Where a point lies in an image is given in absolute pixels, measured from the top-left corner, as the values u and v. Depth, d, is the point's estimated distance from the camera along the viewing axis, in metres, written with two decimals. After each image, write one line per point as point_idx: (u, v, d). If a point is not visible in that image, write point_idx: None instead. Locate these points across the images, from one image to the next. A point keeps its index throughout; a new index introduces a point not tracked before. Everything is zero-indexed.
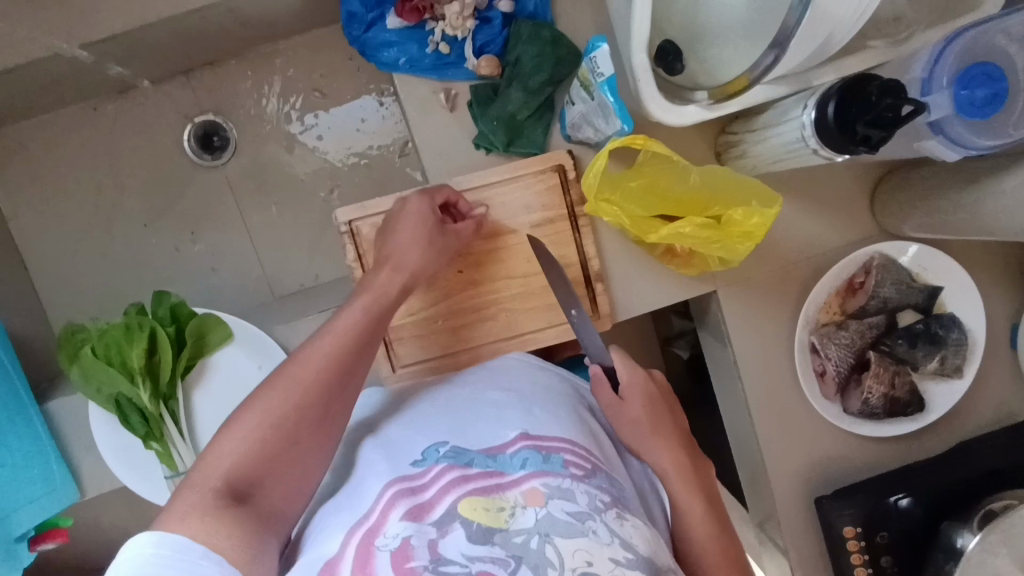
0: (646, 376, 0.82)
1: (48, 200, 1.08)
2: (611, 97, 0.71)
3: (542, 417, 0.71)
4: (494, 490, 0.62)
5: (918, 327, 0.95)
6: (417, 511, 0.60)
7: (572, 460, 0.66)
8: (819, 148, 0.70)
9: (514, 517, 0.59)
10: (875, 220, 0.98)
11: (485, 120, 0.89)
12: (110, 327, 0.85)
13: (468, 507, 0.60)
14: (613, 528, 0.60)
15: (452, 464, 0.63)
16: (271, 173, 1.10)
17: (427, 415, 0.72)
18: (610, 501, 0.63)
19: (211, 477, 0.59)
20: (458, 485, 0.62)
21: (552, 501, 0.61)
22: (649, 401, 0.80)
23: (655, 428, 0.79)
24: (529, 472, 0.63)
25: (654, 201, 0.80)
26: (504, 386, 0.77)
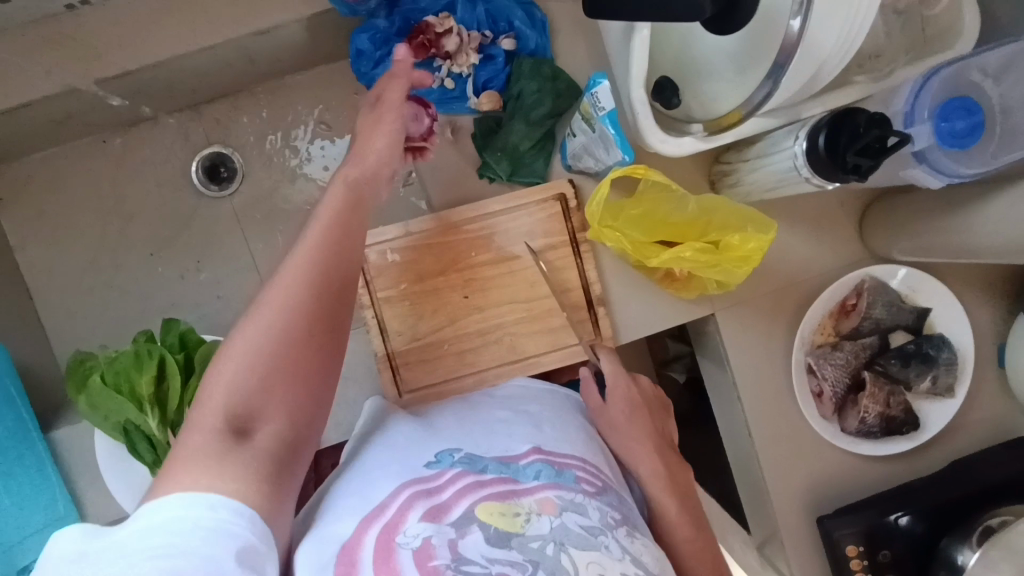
0: (628, 383, 0.85)
1: (54, 230, 1.09)
2: (612, 129, 0.74)
3: (551, 434, 0.71)
4: (510, 495, 0.60)
5: (909, 347, 0.98)
6: (434, 512, 0.57)
7: (582, 478, 0.66)
8: (811, 177, 0.74)
9: (530, 522, 0.58)
10: (864, 244, 1.01)
11: (490, 151, 0.93)
12: (119, 355, 0.86)
13: (486, 510, 0.58)
14: (623, 545, 0.61)
15: (466, 469, 0.62)
16: (277, 201, 1.12)
17: (432, 425, 0.72)
18: (620, 519, 0.64)
19: (209, 415, 0.53)
20: (475, 489, 0.60)
21: (566, 512, 0.60)
22: (631, 406, 0.82)
23: (637, 430, 0.81)
24: (542, 483, 0.63)
25: (654, 227, 0.83)
26: (512, 407, 0.77)
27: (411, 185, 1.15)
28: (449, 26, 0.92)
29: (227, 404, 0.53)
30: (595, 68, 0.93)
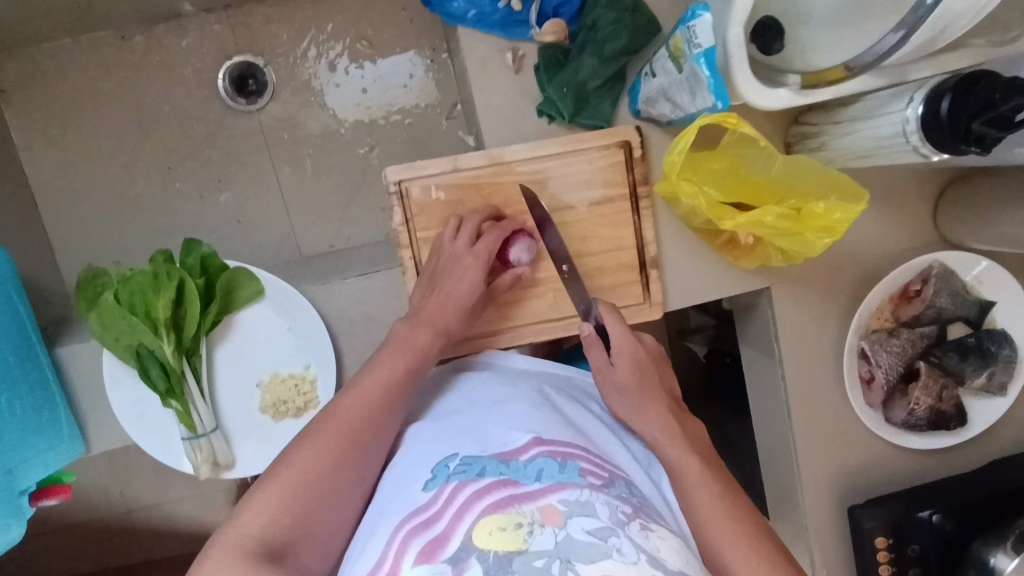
0: (636, 342, 0.73)
1: (64, 131, 1.00)
2: (708, 72, 0.65)
3: (564, 430, 0.63)
4: (510, 505, 0.51)
5: (969, 341, 0.93)
6: (430, 549, 0.49)
7: (589, 469, 0.57)
8: (921, 146, 0.67)
9: (532, 536, 0.48)
10: (937, 227, 0.94)
11: (555, 86, 0.83)
12: (135, 274, 0.79)
13: (483, 532, 0.49)
14: (639, 543, 0.50)
15: (464, 481, 0.54)
16: (308, 124, 1.04)
17: (434, 428, 0.65)
18: (632, 512, 0.54)
19: (244, 535, 0.53)
20: (473, 505, 0.51)
21: (572, 520, 0.50)
22: (636, 367, 0.72)
23: (644, 392, 0.71)
24: (544, 486, 0.53)
25: (734, 187, 0.77)
26: (510, 391, 0.70)
27: (454, 118, 1.06)
28: None
29: (256, 539, 0.53)
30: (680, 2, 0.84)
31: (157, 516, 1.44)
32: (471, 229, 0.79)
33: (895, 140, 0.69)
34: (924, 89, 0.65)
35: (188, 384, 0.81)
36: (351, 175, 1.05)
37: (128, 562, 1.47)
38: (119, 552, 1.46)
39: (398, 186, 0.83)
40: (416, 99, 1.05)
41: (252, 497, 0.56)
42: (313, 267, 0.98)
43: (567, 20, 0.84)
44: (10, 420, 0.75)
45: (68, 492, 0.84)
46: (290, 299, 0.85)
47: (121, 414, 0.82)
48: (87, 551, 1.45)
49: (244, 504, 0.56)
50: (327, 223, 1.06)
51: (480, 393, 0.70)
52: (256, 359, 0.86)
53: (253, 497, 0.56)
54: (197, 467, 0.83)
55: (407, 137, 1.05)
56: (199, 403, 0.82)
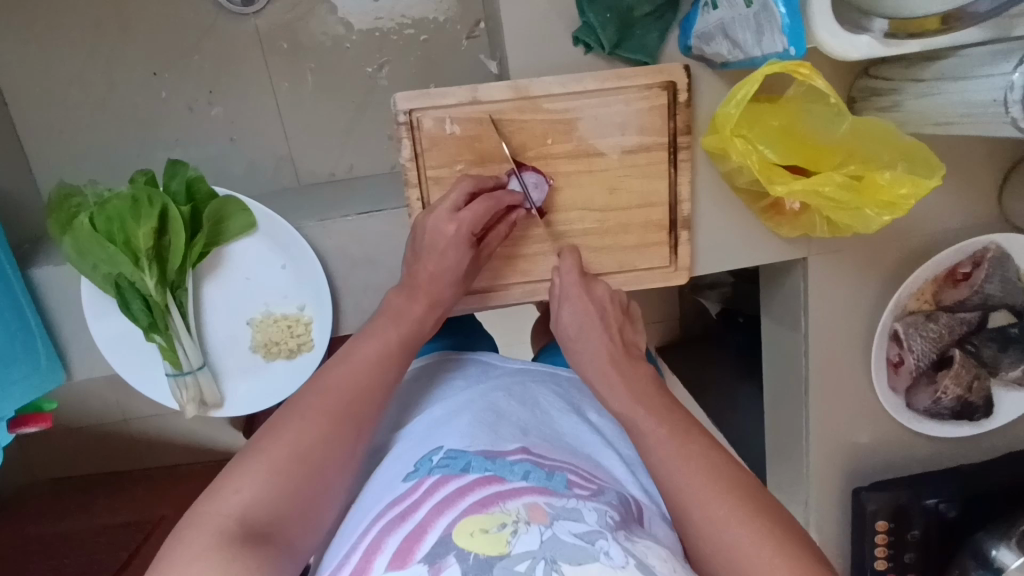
0: (581, 293, 0.72)
1: (32, 23, 0.88)
2: (783, 9, 0.56)
3: (556, 446, 0.59)
4: (494, 502, 0.48)
5: (1011, 331, 0.86)
6: (405, 549, 0.46)
7: (577, 480, 0.53)
8: (1021, 119, 0.57)
9: (517, 536, 0.44)
10: (1000, 205, 0.86)
11: (596, 10, 0.71)
12: (113, 197, 0.71)
13: (463, 533, 0.45)
14: (628, 548, 0.45)
15: (445, 477, 0.51)
16: (310, 34, 0.92)
17: (424, 418, 0.62)
18: (620, 521, 0.49)
19: (224, 513, 0.48)
20: (455, 503, 0.48)
21: (559, 520, 0.46)
22: (578, 316, 0.70)
23: (573, 330, 0.70)
24: (530, 485, 0.50)
25: (796, 147, 0.67)
26: (507, 388, 0.66)
27: (475, 39, 0.94)
28: None
29: (237, 517, 0.48)
30: None
31: (152, 428, 1.45)
32: (454, 199, 0.67)
33: (988, 109, 0.59)
34: None
35: (173, 318, 0.75)
36: (357, 96, 0.94)
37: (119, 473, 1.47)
38: (114, 463, 1.47)
39: (409, 116, 0.73)
40: (434, 13, 0.92)
41: (236, 471, 0.51)
42: (313, 196, 0.90)
43: None
44: None
45: (48, 421, 0.79)
46: (286, 235, 0.77)
47: (101, 344, 0.77)
48: (81, 461, 1.46)
49: (225, 477, 0.51)
50: (329, 148, 0.96)
51: (472, 387, 0.66)
52: (248, 296, 0.80)
53: (235, 471, 0.51)
54: (183, 405, 0.78)
55: (422, 56, 0.94)
56: (185, 339, 0.77)
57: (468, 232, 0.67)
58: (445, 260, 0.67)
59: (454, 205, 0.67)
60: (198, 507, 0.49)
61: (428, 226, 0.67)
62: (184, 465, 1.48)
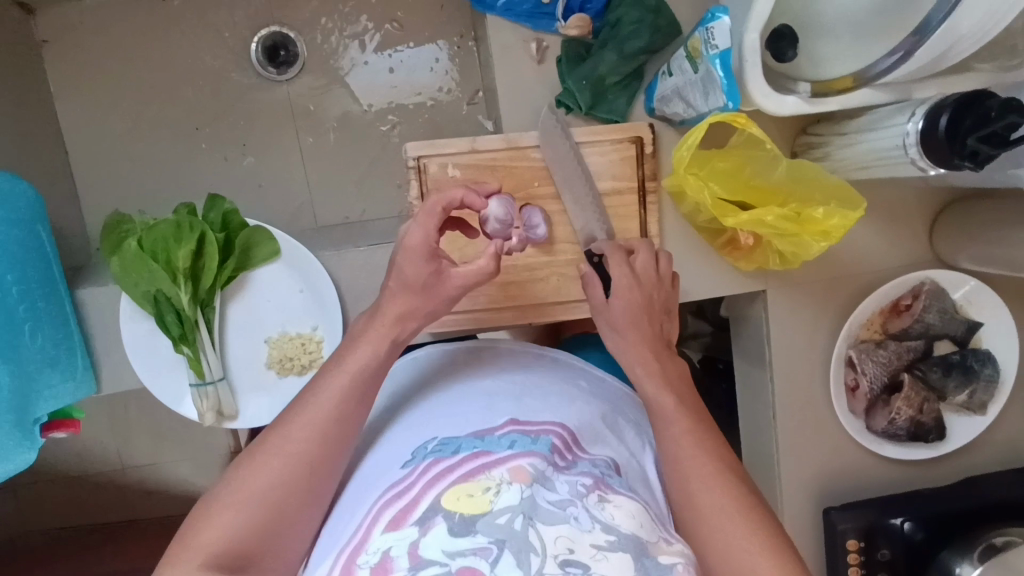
0: (631, 283, 0.75)
1: (99, 85, 1.03)
2: (722, 72, 0.70)
3: (540, 408, 0.66)
4: (480, 471, 0.55)
5: (953, 358, 0.95)
6: (400, 516, 0.53)
7: (558, 445, 0.60)
8: (919, 160, 0.70)
9: (498, 495, 0.52)
10: (932, 246, 0.97)
11: (574, 77, 0.86)
12: (160, 223, 0.82)
13: (450, 498, 0.53)
14: (595, 513, 0.53)
15: (437, 457, 0.57)
16: (333, 99, 1.06)
17: (422, 410, 0.68)
18: (592, 484, 0.56)
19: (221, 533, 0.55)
20: (445, 475, 0.55)
21: (536, 483, 0.54)
22: (629, 310, 0.74)
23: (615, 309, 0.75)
24: (514, 452, 0.57)
25: (738, 188, 0.81)
26: (497, 373, 0.73)
27: (476, 105, 1.08)
28: None
29: (235, 540, 0.56)
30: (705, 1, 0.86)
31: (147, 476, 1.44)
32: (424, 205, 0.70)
33: (895, 153, 0.72)
34: (926, 106, 0.68)
35: (200, 332, 0.85)
36: (371, 151, 1.08)
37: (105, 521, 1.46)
38: (107, 508, 1.46)
39: (418, 161, 0.86)
40: (441, 83, 1.07)
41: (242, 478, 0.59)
42: (326, 236, 1.01)
43: (594, 17, 0.87)
44: (33, 349, 0.78)
45: (75, 427, 0.87)
46: (305, 263, 0.88)
47: (131, 356, 0.85)
48: (77, 506, 1.45)
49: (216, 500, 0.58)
50: (344, 195, 1.08)
51: (459, 376, 0.73)
52: (269, 316, 0.90)
53: (242, 478, 0.59)
54: (201, 414, 0.86)
55: (429, 119, 1.07)
56: (209, 352, 0.86)
57: (427, 239, 0.67)
58: (406, 268, 0.67)
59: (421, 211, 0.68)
60: (207, 507, 0.57)
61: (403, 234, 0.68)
62: (173, 515, 1.46)
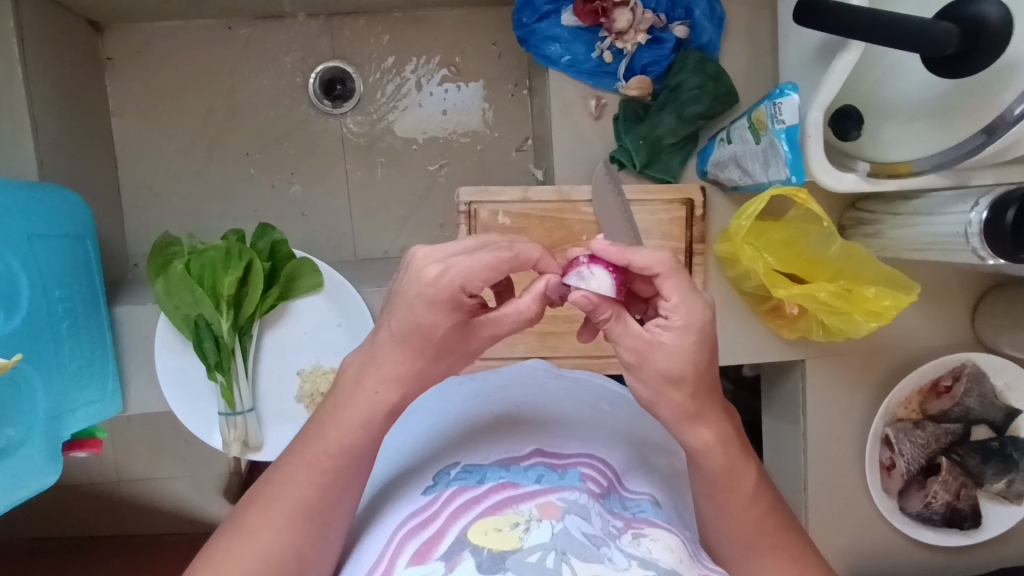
0: (688, 327, 0.52)
1: (156, 106, 1.05)
2: (787, 147, 0.70)
3: (573, 438, 0.65)
4: (508, 505, 0.53)
5: (992, 444, 0.93)
6: (425, 549, 0.51)
7: (589, 476, 0.58)
8: (980, 249, 0.69)
9: (528, 533, 0.50)
10: (973, 328, 0.96)
11: (631, 137, 0.87)
12: (209, 248, 0.81)
13: (478, 532, 0.51)
14: (630, 552, 0.49)
15: (463, 487, 0.56)
16: (384, 134, 1.07)
17: (442, 433, 0.67)
18: (625, 524, 0.54)
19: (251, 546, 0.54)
20: (471, 508, 0.53)
21: (569, 516, 0.51)
22: (681, 351, 0.53)
23: (668, 352, 0.53)
24: (544, 487, 0.55)
25: (793, 259, 0.81)
26: (520, 393, 0.72)
27: (525, 151, 1.09)
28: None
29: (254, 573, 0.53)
30: (763, 73, 0.88)
31: (142, 493, 1.38)
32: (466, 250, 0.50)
33: (953, 240, 0.72)
34: (989, 196, 0.68)
35: (235, 360, 0.84)
36: (417, 188, 1.08)
37: (83, 535, 1.38)
38: (96, 523, 1.38)
39: (469, 206, 0.87)
40: (491, 128, 1.08)
41: (249, 519, 0.55)
42: (367, 270, 1.01)
43: (654, 79, 0.88)
44: (72, 367, 0.77)
45: (98, 447, 0.83)
46: (348, 298, 0.87)
47: (161, 380, 0.84)
48: (64, 520, 1.37)
49: (247, 510, 0.56)
50: (386, 230, 1.08)
51: (487, 404, 0.70)
52: (303, 348, 0.89)
53: (247, 520, 0.55)
54: (228, 444, 0.85)
55: (476, 162, 1.08)
56: (242, 381, 0.85)
57: (460, 286, 0.50)
58: (423, 321, 0.51)
59: (463, 247, 0.50)
60: (225, 537, 0.55)
61: (419, 266, 0.50)
62: (165, 533, 1.38)
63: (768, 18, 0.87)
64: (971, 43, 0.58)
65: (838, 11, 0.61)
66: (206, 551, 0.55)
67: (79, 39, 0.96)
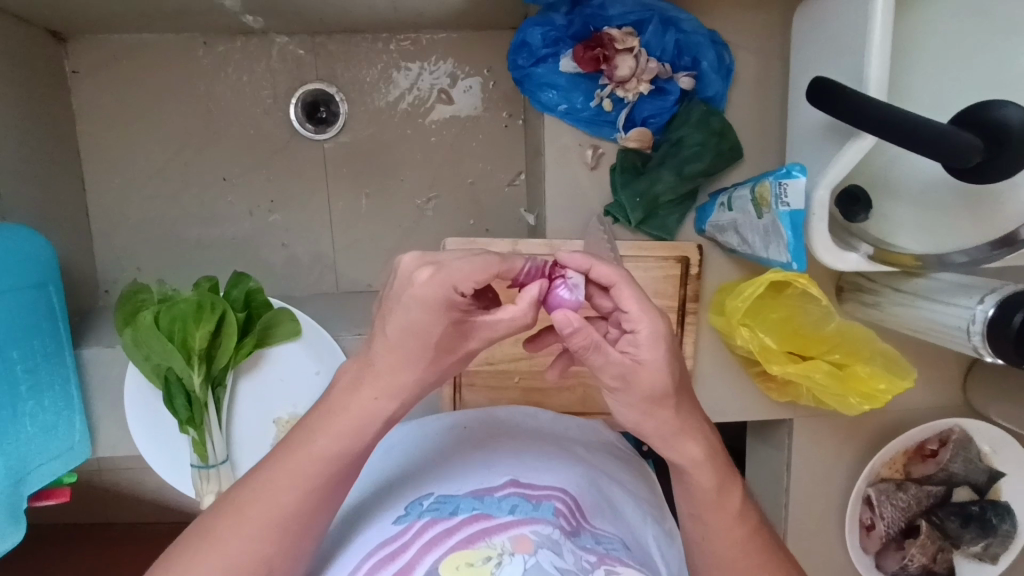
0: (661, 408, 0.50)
1: (126, 124, 0.98)
2: (789, 232, 0.66)
3: (545, 470, 0.62)
4: (480, 538, 0.51)
5: (972, 509, 0.92)
6: None
7: (562, 510, 0.56)
8: (979, 346, 0.67)
9: (500, 566, 0.49)
10: (964, 392, 0.95)
11: (628, 192, 0.82)
12: (180, 300, 0.77)
13: (449, 566, 0.49)
14: None
15: (435, 518, 0.54)
16: (369, 162, 1.02)
17: (412, 467, 0.64)
18: (598, 558, 0.51)
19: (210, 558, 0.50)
20: (442, 541, 0.51)
21: (541, 550, 0.50)
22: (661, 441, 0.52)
23: (647, 377, 0.48)
24: (517, 518, 0.53)
25: (791, 337, 0.78)
26: (494, 426, 0.70)
27: (516, 186, 1.04)
28: (631, 45, 0.77)
29: None
30: (769, 129, 0.83)
31: None
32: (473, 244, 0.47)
33: (950, 331, 0.70)
34: (993, 293, 0.66)
35: (209, 413, 0.81)
36: (404, 221, 1.03)
37: None
38: None
39: None
40: (482, 160, 1.03)
41: (225, 525, 0.51)
42: (348, 308, 0.97)
43: (655, 131, 0.83)
44: (32, 431, 0.74)
45: (66, 496, 0.81)
46: (326, 346, 0.85)
47: (133, 429, 0.82)
48: None
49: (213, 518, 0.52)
50: (369, 263, 1.04)
51: (460, 438, 0.67)
52: (280, 396, 0.86)
53: (215, 525, 0.52)
54: (200, 495, 0.82)
55: (465, 195, 1.03)
56: (215, 433, 0.82)
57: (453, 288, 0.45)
58: (412, 323, 0.47)
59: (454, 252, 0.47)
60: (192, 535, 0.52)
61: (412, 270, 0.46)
62: None
63: (778, 71, 0.82)
64: (998, 148, 0.54)
65: (860, 104, 0.58)
66: (169, 557, 0.52)
67: (41, 55, 0.90)
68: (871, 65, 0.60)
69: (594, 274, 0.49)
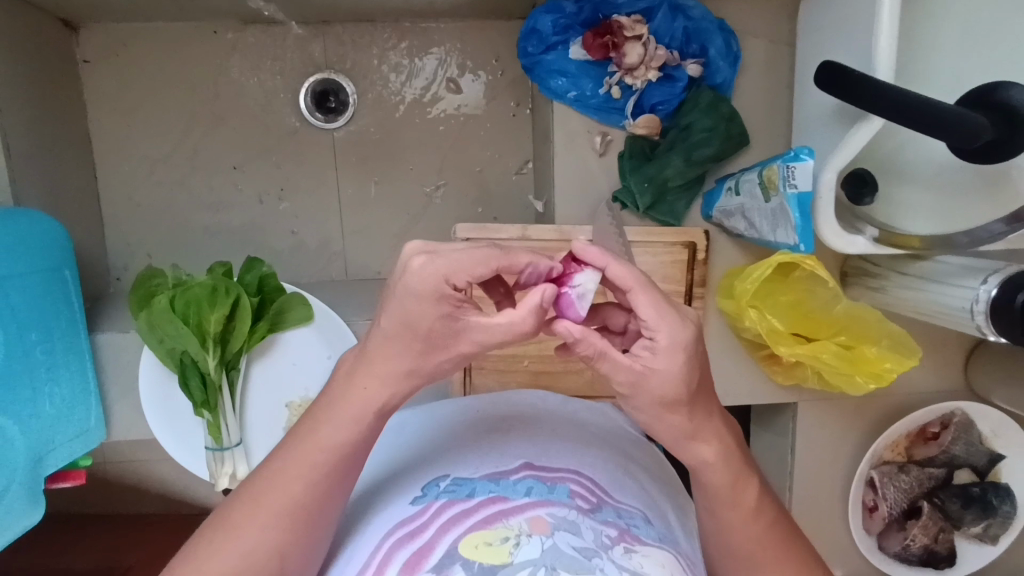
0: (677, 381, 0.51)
1: (136, 112, 0.99)
2: (797, 214, 0.67)
3: (560, 453, 0.63)
4: (497, 520, 0.52)
5: (974, 490, 0.94)
6: (414, 561, 0.49)
7: (578, 492, 0.56)
8: (983, 326, 0.69)
9: (518, 547, 0.49)
10: (966, 376, 0.96)
11: (637, 178, 0.83)
12: (194, 284, 0.78)
13: (468, 546, 0.49)
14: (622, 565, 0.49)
15: (452, 500, 0.54)
16: (378, 150, 1.02)
17: (426, 450, 0.65)
18: (617, 536, 0.52)
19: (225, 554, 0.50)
20: (460, 521, 0.52)
21: (558, 531, 0.50)
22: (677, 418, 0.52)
23: (658, 381, 0.47)
24: (532, 500, 0.54)
25: (799, 321, 0.80)
26: (507, 411, 0.70)
27: (524, 174, 1.05)
28: (640, 32, 0.79)
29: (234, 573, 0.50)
30: (775, 115, 0.84)
31: None
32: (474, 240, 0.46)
33: (956, 313, 0.71)
34: (998, 275, 0.67)
35: (223, 396, 0.82)
36: (412, 208, 1.04)
37: None
38: None
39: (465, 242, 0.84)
40: (490, 148, 1.03)
41: (240, 513, 0.51)
42: (358, 294, 0.98)
43: (663, 118, 0.84)
44: (50, 413, 0.76)
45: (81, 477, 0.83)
46: (337, 328, 0.86)
47: (147, 412, 0.82)
48: None
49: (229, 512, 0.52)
50: (378, 250, 1.05)
51: (473, 422, 0.68)
52: (293, 380, 0.87)
53: (232, 517, 0.52)
54: (215, 477, 0.84)
55: (473, 182, 1.04)
56: (230, 416, 0.83)
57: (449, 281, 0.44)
58: (409, 313, 0.45)
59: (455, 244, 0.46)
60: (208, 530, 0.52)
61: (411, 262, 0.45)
62: None
63: (786, 57, 0.83)
64: (1010, 128, 0.55)
65: (871, 87, 0.59)
66: (185, 552, 0.52)
67: (52, 42, 0.90)
68: (879, 45, 0.61)
69: (608, 274, 0.48)
